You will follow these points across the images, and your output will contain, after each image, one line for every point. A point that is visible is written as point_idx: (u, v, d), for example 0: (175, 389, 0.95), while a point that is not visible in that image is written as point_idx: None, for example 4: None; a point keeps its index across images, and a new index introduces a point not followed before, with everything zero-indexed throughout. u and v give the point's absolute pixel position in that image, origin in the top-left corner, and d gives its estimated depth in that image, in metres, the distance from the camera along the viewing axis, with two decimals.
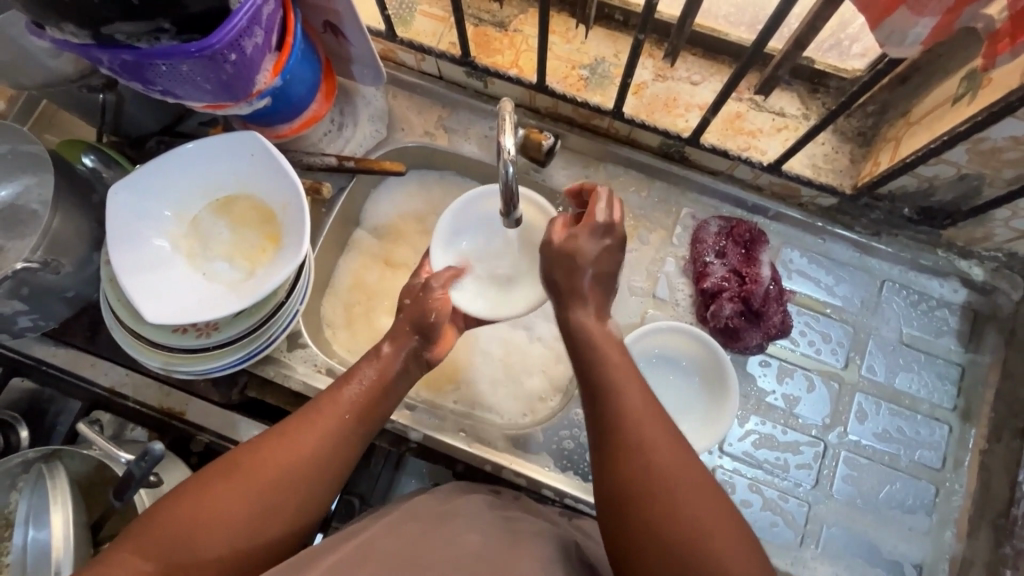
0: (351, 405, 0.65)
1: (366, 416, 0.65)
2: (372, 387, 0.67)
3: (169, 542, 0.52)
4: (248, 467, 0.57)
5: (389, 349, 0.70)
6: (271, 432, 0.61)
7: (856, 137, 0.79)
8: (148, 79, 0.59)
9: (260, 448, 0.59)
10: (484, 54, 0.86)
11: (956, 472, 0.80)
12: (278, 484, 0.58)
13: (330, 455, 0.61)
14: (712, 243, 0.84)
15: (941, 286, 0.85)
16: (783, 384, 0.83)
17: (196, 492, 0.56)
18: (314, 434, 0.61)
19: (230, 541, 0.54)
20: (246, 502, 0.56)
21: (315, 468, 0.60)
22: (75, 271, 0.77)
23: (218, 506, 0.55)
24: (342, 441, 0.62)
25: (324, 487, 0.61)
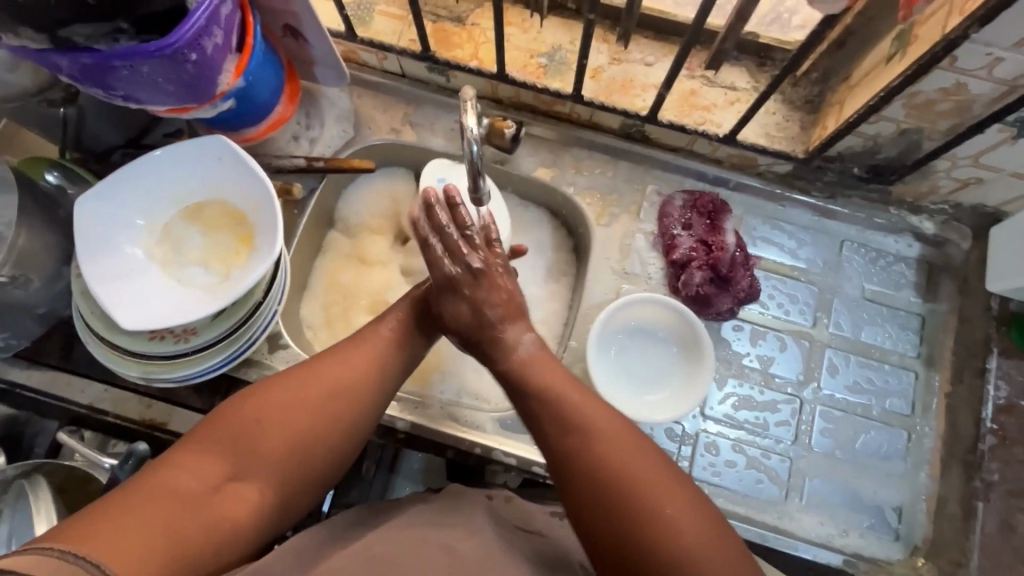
0: (380, 350, 0.66)
1: (406, 342, 0.68)
2: (411, 320, 0.69)
3: (231, 448, 0.57)
4: (298, 382, 0.61)
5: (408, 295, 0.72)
6: (317, 355, 0.64)
7: (804, 105, 0.84)
8: (110, 85, 0.60)
9: (304, 368, 0.62)
10: (445, 48, 0.88)
11: (925, 416, 0.83)
12: (327, 400, 0.61)
13: (359, 403, 0.63)
14: (678, 216, 0.88)
15: (896, 242, 0.89)
16: (757, 345, 0.86)
17: (253, 403, 0.59)
18: (355, 358, 0.64)
19: (288, 452, 0.58)
20: (301, 413, 0.59)
21: (361, 391, 0.63)
22: (45, 286, 0.76)
23: (274, 418, 0.58)
24: (372, 388, 0.64)
25: (370, 407, 0.63)
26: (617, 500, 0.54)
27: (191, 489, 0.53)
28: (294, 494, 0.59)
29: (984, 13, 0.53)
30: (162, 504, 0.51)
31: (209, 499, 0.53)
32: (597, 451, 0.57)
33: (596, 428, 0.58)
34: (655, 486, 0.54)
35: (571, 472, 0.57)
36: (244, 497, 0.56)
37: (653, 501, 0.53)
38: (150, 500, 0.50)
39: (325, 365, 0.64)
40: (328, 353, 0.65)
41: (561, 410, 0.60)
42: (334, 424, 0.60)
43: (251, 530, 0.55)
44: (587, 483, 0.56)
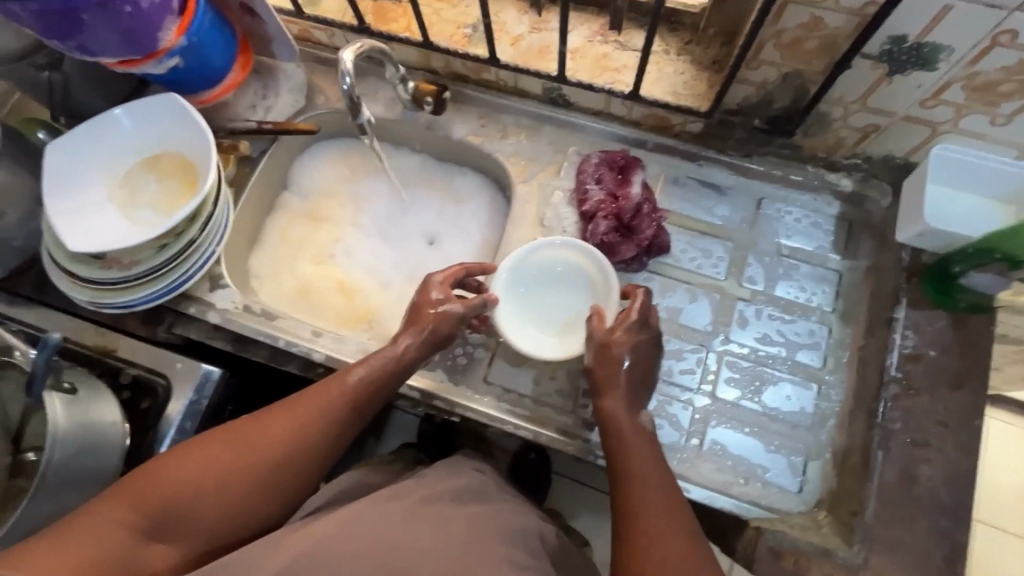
0: (341, 396, 0.71)
1: (361, 407, 0.72)
2: (372, 384, 0.73)
3: (157, 508, 0.61)
4: (243, 441, 0.66)
5: (411, 339, 0.76)
6: (267, 413, 0.69)
7: (711, 65, 0.87)
8: (62, 35, 0.71)
9: (256, 424, 0.68)
10: (382, 23, 0.97)
11: (836, 369, 0.82)
12: (269, 466, 0.66)
13: (303, 457, 0.67)
14: (592, 172, 0.91)
15: (815, 200, 0.89)
16: (666, 297, 0.87)
17: (191, 461, 0.64)
18: (305, 415, 0.69)
19: (219, 514, 0.63)
20: (239, 476, 0.64)
21: (305, 455, 0.68)
22: (20, 221, 0.88)
23: (208, 481, 0.63)
24: (319, 437, 0.69)
25: (312, 471, 0.68)
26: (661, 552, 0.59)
27: (117, 542, 0.58)
28: (226, 543, 0.64)
29: None
30: (83, 558, 0.56)
31: (132, 557, 0.58)
32: (645, 504, 0.63)
33: (646, 490, 0.64)
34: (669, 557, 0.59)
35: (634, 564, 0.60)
36: (169, 551, 0.61)
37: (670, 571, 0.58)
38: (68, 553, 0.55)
39: (280, 407, 0.70)
40: (289, 398, 0.71)
41: (634, 462, 0.67)
42: (271, 480, 0.66)
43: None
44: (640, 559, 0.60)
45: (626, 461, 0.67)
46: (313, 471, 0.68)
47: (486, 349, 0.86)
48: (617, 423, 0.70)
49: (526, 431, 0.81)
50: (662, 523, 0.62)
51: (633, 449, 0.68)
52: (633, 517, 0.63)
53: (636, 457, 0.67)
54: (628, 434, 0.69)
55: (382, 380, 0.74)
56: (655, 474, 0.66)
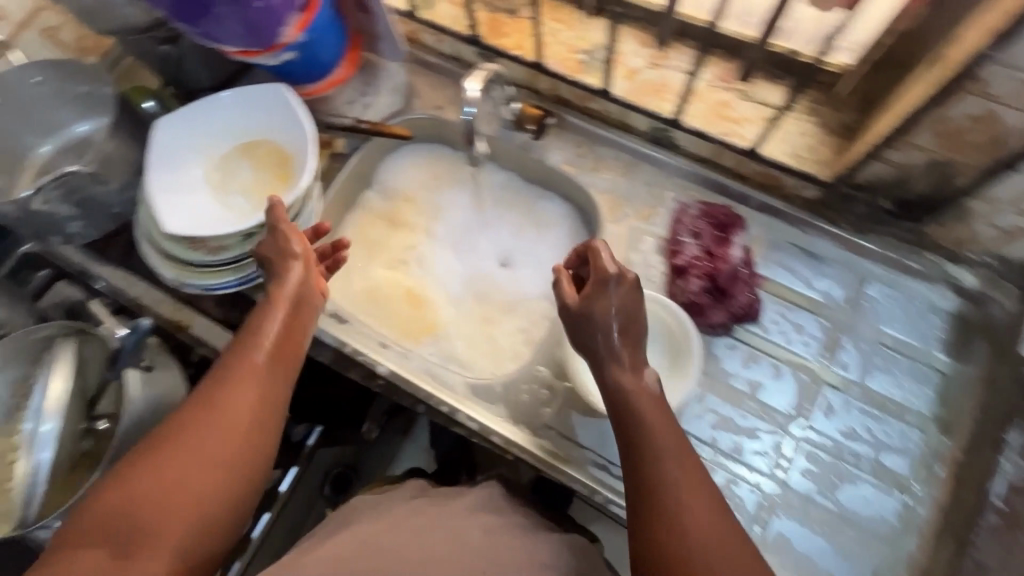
0: (262, 350, 0.67)
1: (284, 357, 0.68)
2: (283, 338, 0.69)
3: (113, 532, 0.52)
4: (179, 437, 0.58)
5: (278, 278, 0.72)
6: (196, 400, 0.62)
7: (841, 131, 0.81)
8: (192, 21, 0.71)
9: (195, 409, 0.61)
10: (495, 36, 0.94)
11: (926, 480, 0.76)
12: (221, 449, 0.59)
13: (261, 419, 0.63)
14: (689, 224, 0.87)
15: (929, 291, 0.83)
16: (748, 368, 0.82)
17: (129, 476, 0.55)
18: (249, 381, 0.64)
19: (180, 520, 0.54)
20: (189, 469, 0.56)
21: (264, 418, 0.63)
22: (120, 189, 0.89)
23: (152, 492, 0.54)
24: (271, 397, 0.65)
25: (265, 443, 0.62)
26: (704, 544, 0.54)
27: None
28: (209, 542, 0.56)
29: None
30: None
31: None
32: (688, 505, 0.56)
33: (673, 466, 0.59)
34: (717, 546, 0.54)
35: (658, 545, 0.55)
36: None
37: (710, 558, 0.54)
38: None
39: (214, 385, 0.63)
40: (215, 374, 0.65)
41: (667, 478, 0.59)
42: (234, 456, 0.59)
43: None
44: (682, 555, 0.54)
45: (649, 434, 0.62)
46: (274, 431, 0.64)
47: (551, 392, 0.84)
48: (645, 435, 0.62)
49: (581, 485, 0.79)
50: (717, 544, 0.55)
51: (668, 440, 0.61)
52: (659, 506, 0.57)
53: (666, 459, 0.60)
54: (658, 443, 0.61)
55: (294, 329, 0.70)
56: (678, 454, 0.60)
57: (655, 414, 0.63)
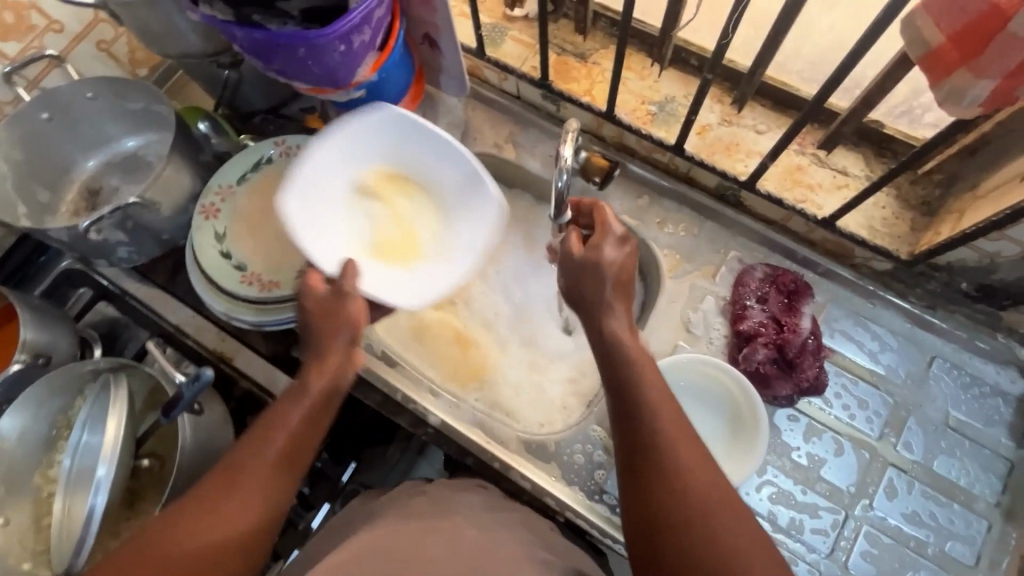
0: (279, 443, 0.62)
1: (314, 428, 0.65)
2: (314, 406, 0.65)
3: None
4: (189, 505, 0.56)
5: (337, 351, 0.68)
6: (216, 465, 0.60)
7: (919, 206, 0.79)
8: (268, 59, 0.69)
9: (195, 500, 0.57)
10: (562, 80, 0.92)
11: (991, 572, 0.74)
12: (224, 515, 0.56)
13: (264, 515, 0.59)
14: (754, 288, 0.85)
15: (997, 373, 0.81)
16: (810, 442, 0.80)
17: (132, 546, 0.53)
18: (252, 478, 0.59)
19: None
20: (188, 535, 0.54)
21: (264, 516, 0.59)
22: (172, 216, 0.87)
23: (151, 557, 0.52)
24: (277, 494, 0.60)
25: (269, 509, 0.59)
26: (689, 489, 0.54)
27: None
28: None
29: None
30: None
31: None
32: (671, 453, 0.56)
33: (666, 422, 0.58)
34: (706, 497, 0.53)
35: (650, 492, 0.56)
36: None
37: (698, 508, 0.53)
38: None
39: (223, 473, 0.59)
40: (226, 459, 0.61)
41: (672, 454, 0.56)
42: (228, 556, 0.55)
43: None
44: (663, 507, 0.54)
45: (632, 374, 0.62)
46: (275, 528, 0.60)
47: (606, 453, 0.82)
48: (644, 412, 0.59)
49: None
50: (727, 521, 0.52)
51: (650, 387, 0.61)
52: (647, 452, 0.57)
53: (651, 386, 0.61)
54: (656, 416, 0.59)
55: (313, 420, 0.65)
56: (670, 402, 0.60)
57: (654, 385, 0.61)
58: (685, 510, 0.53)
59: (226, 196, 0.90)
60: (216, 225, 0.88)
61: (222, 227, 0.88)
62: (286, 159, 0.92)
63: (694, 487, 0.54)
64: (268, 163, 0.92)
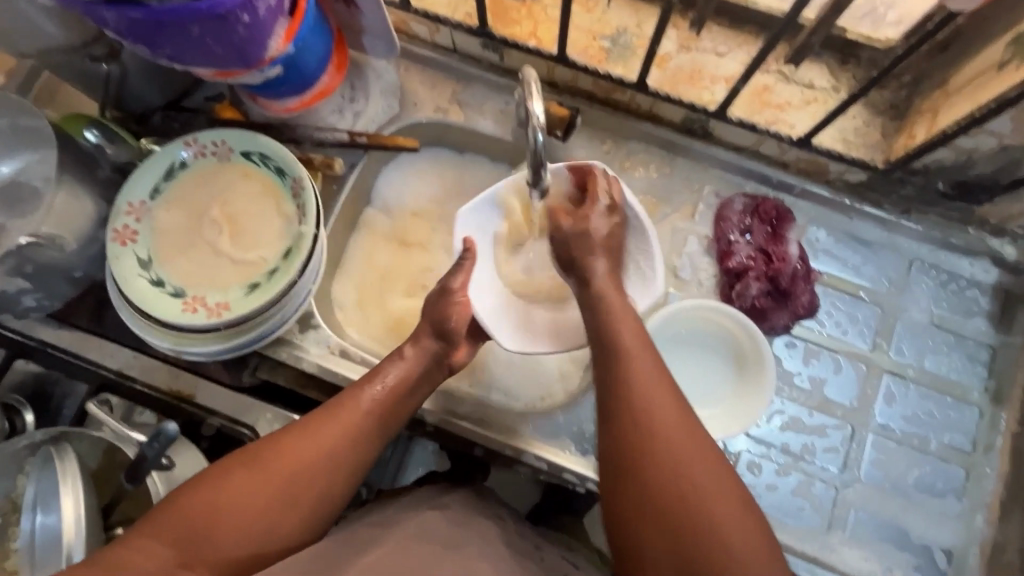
0: (373, 405, 0.65)
1: (389, 413, 0.66)
2: (392, 393, 0.66)
3: (188, 535, 0.56)
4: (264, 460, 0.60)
5: (412, 350, 0.69)
6: (296, 426, 0.63)
7: (889, 110, 0.77)
8: (155, 43, 0.56)
9: (296, 432, 0.62)
10: (502, 24, 0.83)
11: (987, 455, 0.78)
12: (290, 480, 0.59)
13: (349, 462, 0.62)
14: (737, 221, 0.82)
15: (972, 266, 0.83)
16: (809, 365, 0.81)
17: (213, 482, 0.58)
18: (342, 430, 0.63)
19: (233, 536, 0.57)
20: (256, 492, 0.58)
21: (345, 466, 0.62)
22: (80, 249, 0.74)
23: (225, 498, 0.57)
24: (366, 446, 0.64)
25: (340, 482, 0.62)
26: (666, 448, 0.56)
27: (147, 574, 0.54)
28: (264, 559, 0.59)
29: None
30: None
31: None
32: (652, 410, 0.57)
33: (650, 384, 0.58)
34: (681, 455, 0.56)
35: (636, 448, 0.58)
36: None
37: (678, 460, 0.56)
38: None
39: (321, 414, 0.63)
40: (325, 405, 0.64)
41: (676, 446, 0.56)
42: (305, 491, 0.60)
43: None
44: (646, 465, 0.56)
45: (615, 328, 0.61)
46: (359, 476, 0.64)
47: None
48: (645, 396, 0.57)
49: None
50: (699, 483, 0.55)
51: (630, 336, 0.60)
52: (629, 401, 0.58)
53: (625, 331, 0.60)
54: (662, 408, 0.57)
55: (408, 383, 0.67)
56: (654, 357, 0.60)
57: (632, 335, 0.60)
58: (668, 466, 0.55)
59: (141, 215, 0.77)
60: (137, 250, 0.76)
61: (144, 251, 0.76)
62: (203, 161, 0.79)
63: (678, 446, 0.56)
64: (182, 169, 0.79)
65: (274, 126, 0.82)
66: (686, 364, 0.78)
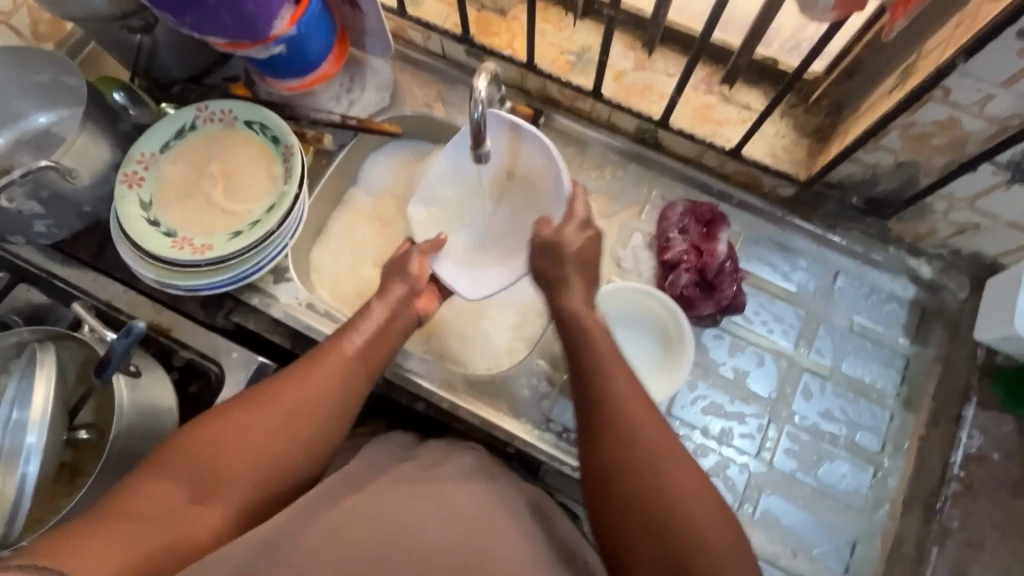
0: (354, 352, 0.74)
1: (368, 359, 0.75)
2: (370, 341, 0.75)
3: (200, 474, 0.62)
4: (261, 403, 0.68)
5: (381, 306, 0.78)
6: (286, 374, 0.71)
7: (814, 133, 0.86)
8: (179, 11, 0.69)
9: (291, 380, 0.70)
10: (484, 35, 0.95)
11: (894, 455, 0.82)
12: (288, 417, 0.67)
13: (340, 403, 0.71)
14: (676, 221, 0.90)
15: (892, 281, 0.90)
16: (734, 356, 0.87)
17: (216, 424, 0.65)
18: (330, 377, 0.71)
19: (242, 471, 0.64)
20: (260, 432, 0.66)
21: (334, 408, 0.70)
22: (91, 186, 0.84)
23: (230, 438, 0.64)
24: (351, 388, 0.72)
25: (333, 422, 0.70)
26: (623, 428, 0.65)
27: (162, 510, 0.59)
28: (266, 499, 0.65)
29: (970, 44, 0.56)
30: (131, 529, 0.56)
31: (180, 519, 0.59)
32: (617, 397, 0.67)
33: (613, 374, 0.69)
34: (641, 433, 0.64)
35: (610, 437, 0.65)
36: (205, 519, 0.61)
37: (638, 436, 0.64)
38: (122, 526, 0.56)
39: (310, 360, 0.72)
40: (312, 353, 0.73)
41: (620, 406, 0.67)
42: (305, 428, 0.68)
43: (213, 546, 0.61)
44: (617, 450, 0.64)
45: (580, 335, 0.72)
46: (348, 416, 0.72)
47: (550, 384, 0.86)
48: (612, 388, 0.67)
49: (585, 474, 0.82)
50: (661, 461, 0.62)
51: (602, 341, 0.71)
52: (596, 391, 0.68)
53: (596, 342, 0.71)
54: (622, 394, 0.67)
55: (388, 336, 0.77)
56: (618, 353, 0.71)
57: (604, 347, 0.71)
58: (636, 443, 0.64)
59: (149, 164, 0.88)
60: (141, 194, 0.86)
61: (147, 195, 0.87)
62: (211, 126, 0.90)
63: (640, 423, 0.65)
64: (192, 130, 0.90)
65: (277, 103, 0.94)
66: (620, 344, 0.85)
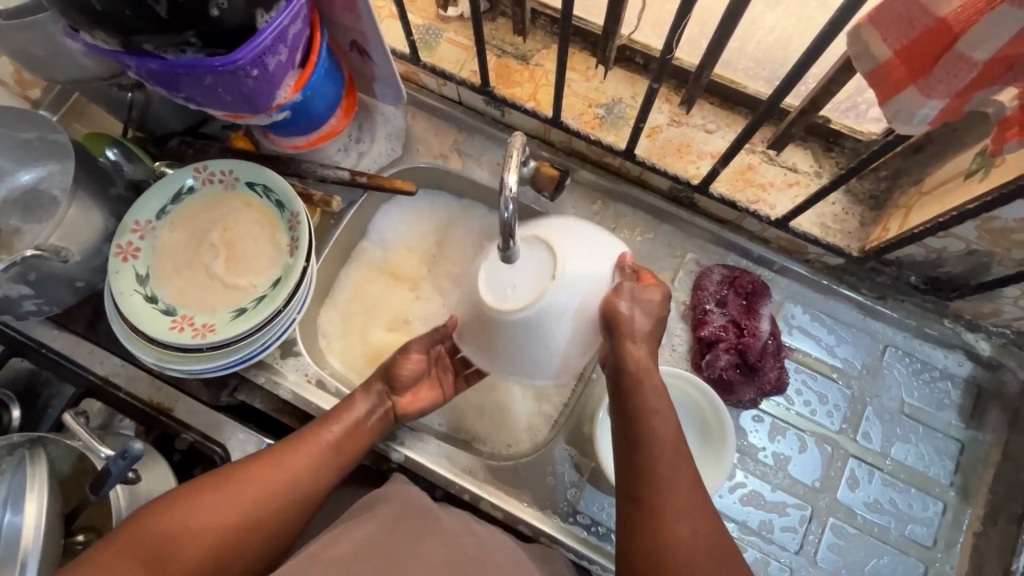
0: (334, 440, 0.70)
1: (346, 450, 0.70)
2: (348, 428, 0.71)
3: (153, 551, 0.58)
4: (234, 479, 0.64)
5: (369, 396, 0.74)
6: (263, 453, 0.67)
7: (867, 200, 0.79)
8: (172, 88, 0.61)
9: (265, 460, 0.66)
10: (504, 85, 0.88)
11: (947, 552, 0.77)
12: (257, 498, 0.64)
13: (311, 486, 0.67)
14: (714, 291, 0.84)
15: (946, 358, 0.83)
16: (775, 441, 0.81)
17: (183, 499, 0.62)
18: (304, 461, 0.67)
19: (203, 548, 0.60)
20: (223, 512, 0.62)
21: (304, 492, 0.66)
22: (83, 261, 0.78)
23: (196, 515, 0.61)
24: (323, 476, 0.68)
25: (301, 504, 0.66)
26: (651, 476, 0.61)
27: None
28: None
29: None
30: None
31: None
32: (658, 448, 0.61)
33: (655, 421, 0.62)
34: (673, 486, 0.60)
35: (642, 485, 0.61)
36: None
37: (667, 489, 0.60)
38: None
39: (287, 443, 0.68)
40: (289, 436, 0.69)
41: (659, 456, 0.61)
42: (271, 508, 0.64)
43: None
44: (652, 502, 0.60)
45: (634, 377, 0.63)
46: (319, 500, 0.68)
47: (577, 471, 0.80)
48: (649, 439, 0.62)
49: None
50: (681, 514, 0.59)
51: (649, 399, 0.63)
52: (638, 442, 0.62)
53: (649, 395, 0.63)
54: (657, 429, 0.62)
55: (370, 427, 0.72)
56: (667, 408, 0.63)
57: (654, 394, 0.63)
58: (670, 497, 0.60)
59: (145, 233, 0.81)
60: (137, 266, 0.80)
61: (143, 267, 0.81)
62: (210, 187, 0.84)
63: (672, 470, 0.61)
64: (190, 193, 0.83)
65: (281, 159, 0.86)
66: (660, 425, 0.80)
